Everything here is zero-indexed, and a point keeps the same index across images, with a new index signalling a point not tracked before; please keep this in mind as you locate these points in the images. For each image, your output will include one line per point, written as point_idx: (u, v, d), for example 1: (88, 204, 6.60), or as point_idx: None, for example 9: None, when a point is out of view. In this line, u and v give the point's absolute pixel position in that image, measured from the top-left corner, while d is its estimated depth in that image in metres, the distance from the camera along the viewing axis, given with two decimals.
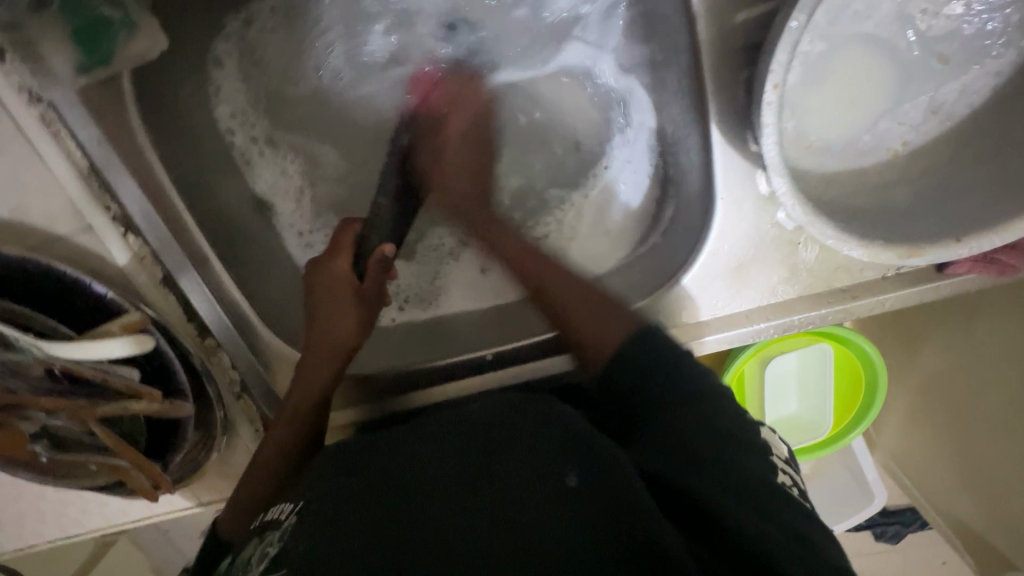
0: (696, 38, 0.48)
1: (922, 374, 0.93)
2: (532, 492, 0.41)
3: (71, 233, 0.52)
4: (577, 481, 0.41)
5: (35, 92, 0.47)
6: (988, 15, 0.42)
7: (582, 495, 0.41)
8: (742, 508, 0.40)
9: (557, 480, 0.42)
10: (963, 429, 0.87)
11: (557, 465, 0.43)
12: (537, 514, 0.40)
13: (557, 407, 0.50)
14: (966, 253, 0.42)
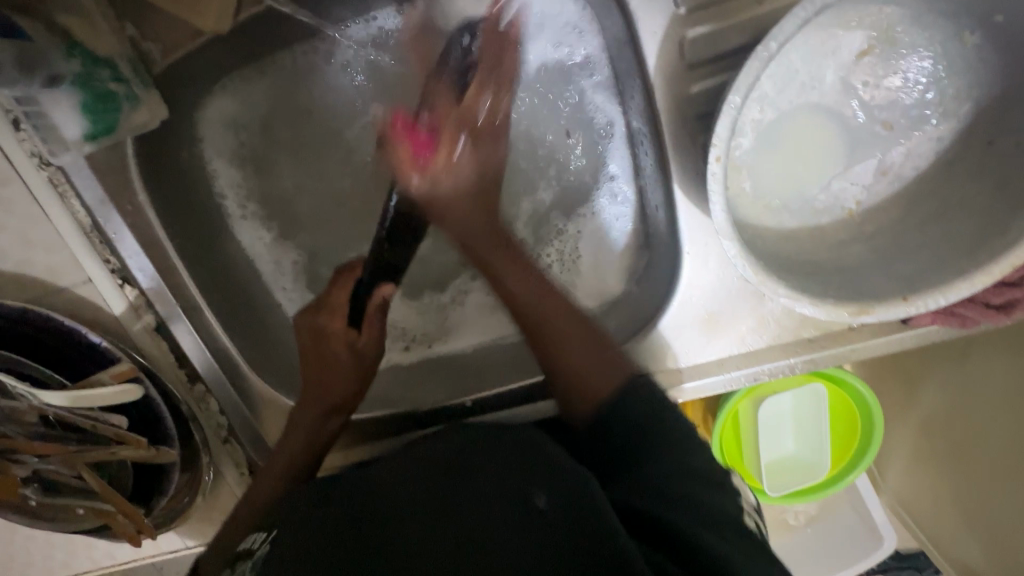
0: (656, 106, 0.50)
1: (924, 413, 0.91)
2: (496, 514, 0.41)
3: (73, 285, 0.56)
4: (546, 503, 0.41)
5: (45, 157, 0.52)
6: (924, 87, 0.45)
7: (550, 517, 0.40)
8: (706, 531, 0.41)
9: (524, 502, 0.42)
10: (967, 471, 0.84)
11: (524, 487, 0.43)
12: (502, 538, 0.40)
13: (528, 432, 0.50)
14: (919, 311, 0.43)
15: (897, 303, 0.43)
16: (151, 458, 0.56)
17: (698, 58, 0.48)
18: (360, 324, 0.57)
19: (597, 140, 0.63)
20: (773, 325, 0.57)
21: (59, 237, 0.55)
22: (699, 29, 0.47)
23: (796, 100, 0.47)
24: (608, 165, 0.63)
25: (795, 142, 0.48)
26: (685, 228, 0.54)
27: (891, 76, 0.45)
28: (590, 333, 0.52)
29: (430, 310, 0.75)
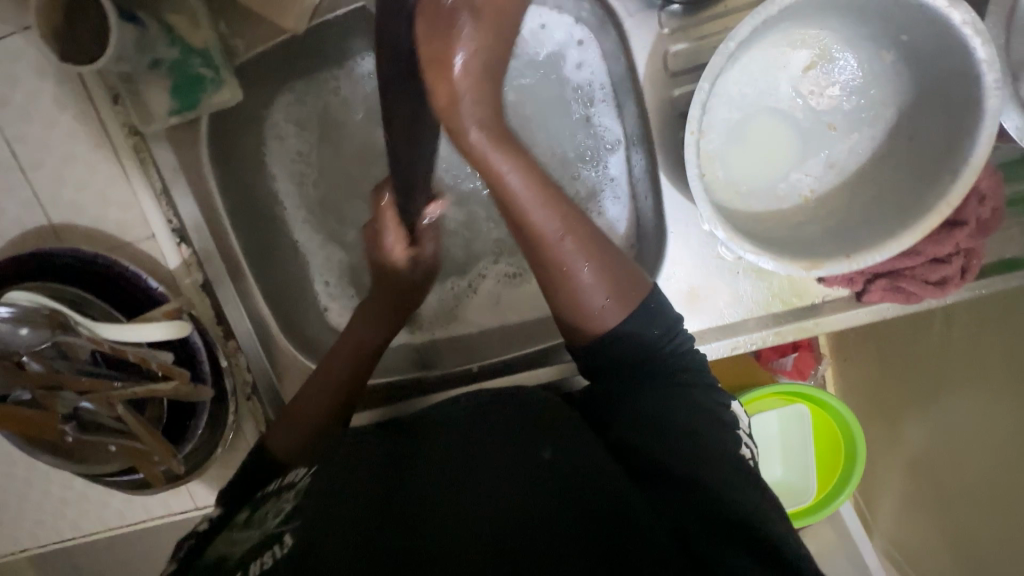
0: (644, 107, 0.61)
1: (910, 450, 0.95)
2: (518, 465, 0.49)
3: (138, 240, 0.65)
4: (551, 454, 0.49)
5: (135, 127, 0.62)
6: (855, 96, 0.56)
7: (557, 464, 0.48)
8: (703, 467, 0.48)
9: (538, 452, 0.50)
10: (948, 503, 0.87)
11: (538, 441, 0.51)
12: (516, 480, 0.48)
13: (536, 393, 0.59)
14: (859, 267, 0.52)
15: (842, 259, 0.52)
16: (188, 394, 0.62)
17: (679, 69, 0.59)
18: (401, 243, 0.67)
19: (599, 152, 0.73)
20: (747, 302, 0.65)
21: (133, 199, 0.64)
22: (679, 46, 0.59)
23: (756, 103, 0.58)
24: (609, 168, 0.73)
25: (758, 138, 0.59)
26: (668, 213, 0.64)
27: (831, 86, 0.56)
28: (610, 270, 0.54)
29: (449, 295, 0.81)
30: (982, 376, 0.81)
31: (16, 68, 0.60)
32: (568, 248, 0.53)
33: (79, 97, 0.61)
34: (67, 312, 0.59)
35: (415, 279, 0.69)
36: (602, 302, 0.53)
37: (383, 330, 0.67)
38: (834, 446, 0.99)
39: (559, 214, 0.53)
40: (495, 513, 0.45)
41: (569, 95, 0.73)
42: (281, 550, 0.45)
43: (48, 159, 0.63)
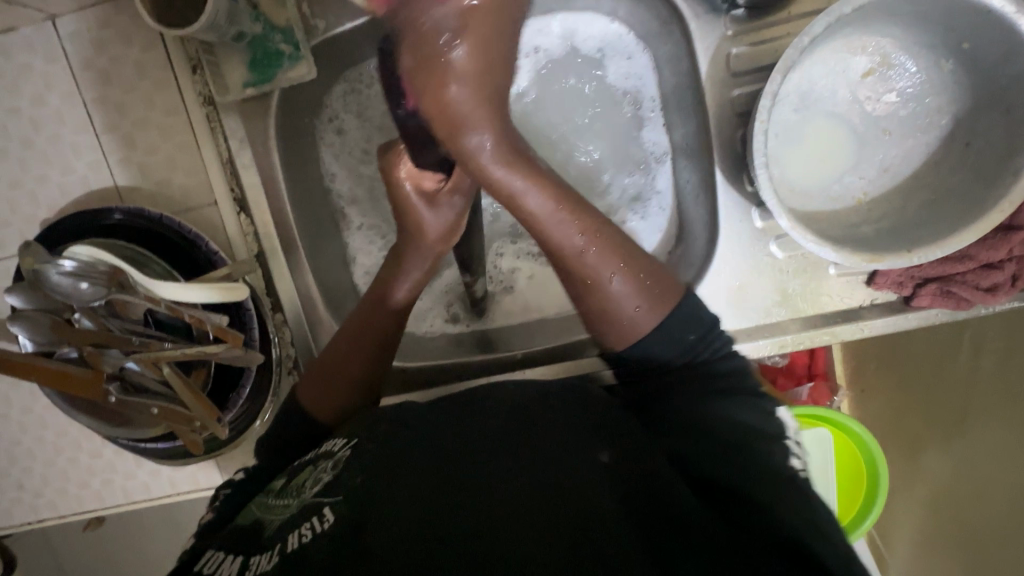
0: (704, 104, 0.64)
1: (928, 481, 0.90)
2: (577, 470, 0.46)
3: (201, 206, 0.67)
4: (610, 458, 0.47)
5: (211, 98, 0.65)
6: (910, 103, 0.59)
7: (615, 470, 0.47)
8: (759, 485, 0.46)
9: (593, 455, 0.48)
10: (973, 540, 0.80)
11: (593, 443, 0.49)
12: (572, 475, 0.46)
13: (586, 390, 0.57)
14: (920, 262, 0.53)
15: (903, 254, 0.54)
16: (240, 358, 0.62)
17: (741, 69, 0.62)
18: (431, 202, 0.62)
19: (646, 161, 0.76)
20: (793, 302, 0.66)
21: (199, 165, 0.67)
22: (740, 49, 0.61)
23: (815, 105, 0.60)
24: (656, 179, 0.76)
25: (815, 140, 0.61)
26: (722, 210, 0.65)
27: (888, 92, 0.59)
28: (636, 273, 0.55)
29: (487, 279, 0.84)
30: (986, 393, 0.79)
31: (106, 34, 0.64)
32: (594, 258, 0.55)
33: (161, 64, 0.65)
34: (128, 269, 0.59)
35: (443, 220, 0.63)
36: (632, 310, 0.54)
37: (411, 276, 0.65)
38: (856, 466, 0.93)
39: (580, 229, 0.55)
40: (549, 507, 0.44)
41: (615, 102, 0.76)
42: (323, 525, 0.44)
43: (125, 123, 0.66)
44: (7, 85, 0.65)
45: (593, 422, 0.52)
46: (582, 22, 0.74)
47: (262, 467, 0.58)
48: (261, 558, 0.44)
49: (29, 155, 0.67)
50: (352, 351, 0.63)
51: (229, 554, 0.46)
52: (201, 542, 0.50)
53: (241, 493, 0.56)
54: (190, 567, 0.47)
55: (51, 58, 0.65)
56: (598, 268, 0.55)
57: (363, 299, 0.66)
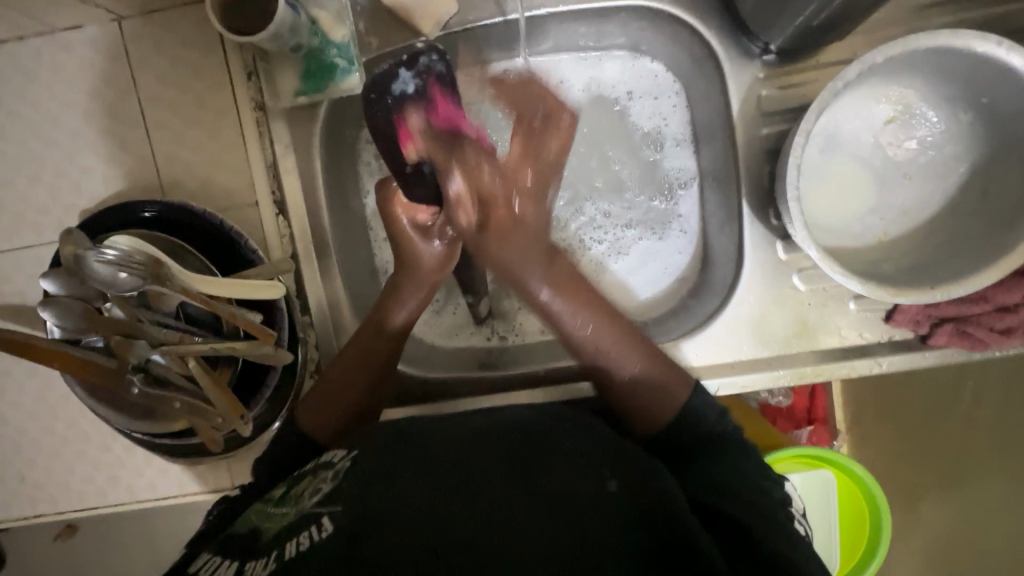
0: (735, 140, 0.67)
1: (925, 533, 0.89)
2: (585, 495, 0.47)
3: (242, 206, 0.69)
4: (618, 487, 0.48)
5: (261, 103, 0.68)
6: (930, 150, 0.62)
7: (621, 498, 0.47)
8: (748, 513, 0.49)
9: (600, 484, 0.48)
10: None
11: (600, 474, 0.49)
12: (582, 503, 0.46)
13: (593, 427, 0.57)
14: (942, 299, 0.56)
15: (926, 289, 0.56)
16: (269, 357, 0.63)
17: (771, 109, 0.66)
18: (427, 236, 0.62)
19: (669, 189, 0.78)
20: (811, 334, 0.67)
21: (244, 166, 0.69)
22: (769, 91, 0.65)
23: (840, 149, 0.64)
24: (679, 206, 0.78)
25: (838, 179, 0.64)
26: (749, 241, 0.67)
27: (909, 139, 0.63)
28: (674, 373, 0.60)
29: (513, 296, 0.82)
30: (985, 443, 0.79)
31: (169, 39, 0.67)
32: (616, 356, 0.60)
33: (219, 69, 0.67)
34: (168, 260, 0.59)
35: (438, 250, 0.63)
36: (652, 388, 0.59)
37: (406, 303, 0.65)
38: (849, 490, 0.91)
39: (615, 333, 0.60)
40: (548, 531, 0.44)
41: (636, 141, 0.78)
42: (320, 534, 0.45)
43: (175, 121, 0.68)
44: (67, 78, 0.68)
45: (603, 451, 0.53)
46: (604, 64, 0.77)
47: (258, 482, 0.59)
48: (258, 563, 0.45)
49: (77, 146, 0.69)
50: (354, 384, 0.64)
51: (227, 558, 0.46)
52: (198, 547, 0.51)
53: (241, 504, 0.56)
54: (187, 568, 0.48)
55: (112, 56, 0.67)
56: (622, 365, 0.60)
57: (361, 327, 0.66)
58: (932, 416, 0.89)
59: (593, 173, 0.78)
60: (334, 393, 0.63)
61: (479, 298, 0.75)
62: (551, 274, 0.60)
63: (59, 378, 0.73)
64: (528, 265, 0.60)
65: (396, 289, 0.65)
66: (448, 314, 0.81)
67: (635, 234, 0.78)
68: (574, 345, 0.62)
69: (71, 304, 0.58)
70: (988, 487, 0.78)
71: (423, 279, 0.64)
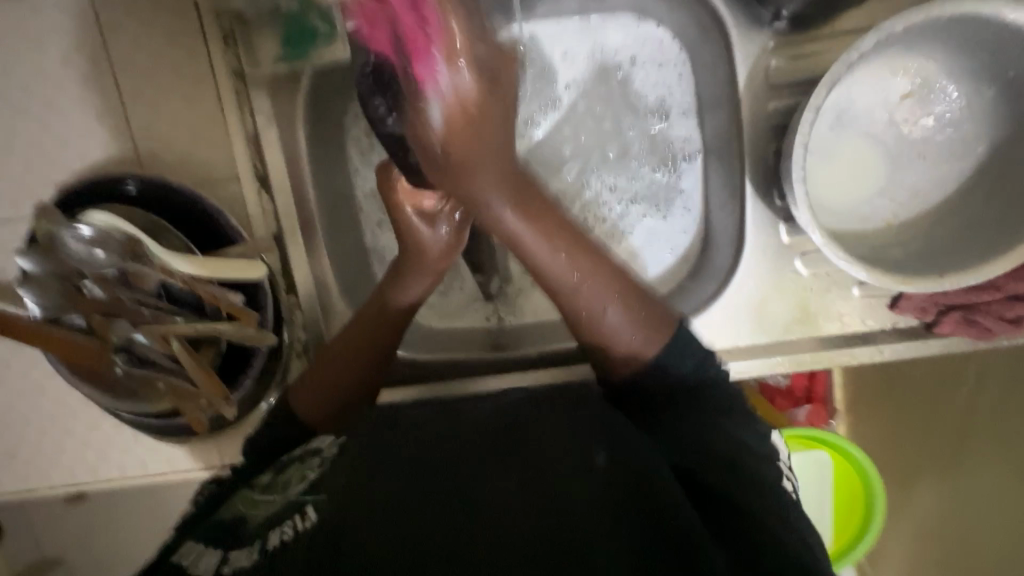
0: (739, 116, 0.64)
1: (919, 514, 0.89)
2: (569, 470, 0.47)
3: (224, 182, 0.67)
4: (606, 461, 0.47)
5: (240, 74, 0.64)
6: (949, 127, 0.59)
7: (610, 473, 0.47)
8: (749, 493, 0.45)
9: (588, 461, 0.48)
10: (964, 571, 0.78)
11: (586, 450, 0.49)
12: (569, 483, 0.45)
13: (572, 403, 0.57)
14: (951, 288, 0.53)
15: (935, 278, 0.53)
16: (253, 339, 0.61)
17: (779, 82, 0.62)
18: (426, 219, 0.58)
19: (674, 159, 0.72)
20: (813, 319, 0.65)
21: (225, 139, 0.66)
22: (778, 63, 0.61)
23: (852, 126, 0.60)
24: (682, 179, 0.72)
25: (850, 157, 0.61)
26: (750, 223, 0.65)
27: (926, 116, 0.59)
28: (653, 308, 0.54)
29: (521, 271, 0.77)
30: (985, 424, 0.77)
31: (141, 3, 0.63)
32: (591, 291, 0.51)
33: (195, 36, 0.64)
34: (144, 238, 0.57)
35: (444, 236, 0.59)
36: (632, 339, 0.52)
37: (412, 288, 0.62)
38: (847, 468, 0.89)
39: (581, 257, 0.51)
40: (537, 510, 0.43)
41: (641, 111, 0.73)
42: (305, 524, 0.44)
43: (151, 91, 0.65)
44: (35, 44, 0.64)
45: (588, 432, 0.51)
46: (607, 29, 0.72)
47: (248, 467, 0.57)
48: (241, 552, 0.43)
49: (51, 118, 0.66)
50: (346, 367, 0.62)
51: (207, 546, 0.44)
52: (179, 537, 0.49)
53: (226, 491, 0.54)
54: (168, 558, 0.45)
55: (82, 19, 0.64)
56: (594, 299, 0.52)
57: (359, 315, 0.63)
58: (929, 398, 0.87)
59: (601, 138, 0.73)
60: (326, 385, 0.62)
61: (489, 276, 0.75)
62: (508, 183, 0.47)
63: (44, 356, 0.72)
64: (490, 180, 0.46)
65: (396, 283, 0.62)
66: (455, 291, 0.78)
67: (638, 211, 0.74)
68: (539, 274, 0.51)
69: (47, 282, 0.56)
70: (987, 472, 0.76)
71: (427, 271, 0.61)
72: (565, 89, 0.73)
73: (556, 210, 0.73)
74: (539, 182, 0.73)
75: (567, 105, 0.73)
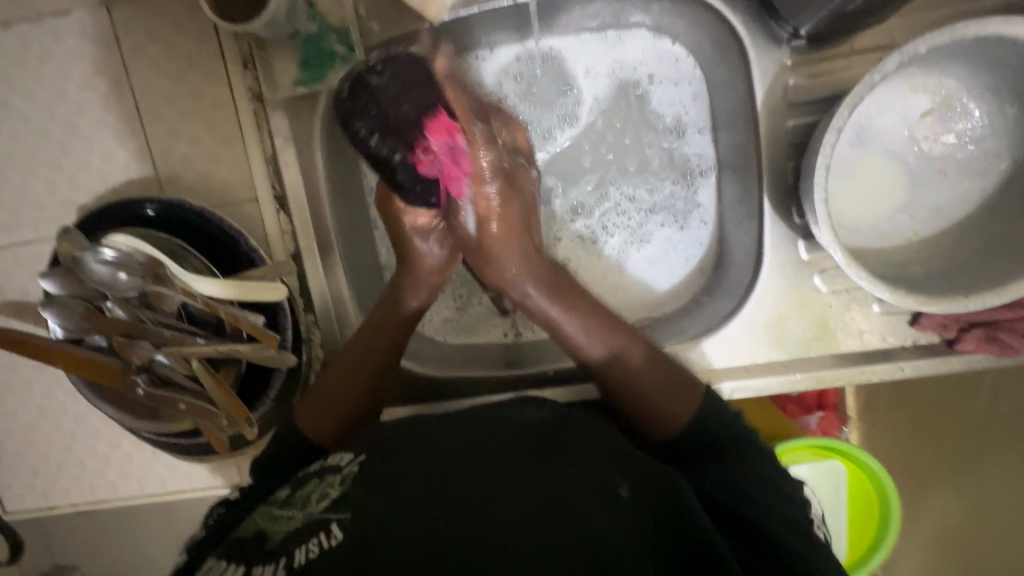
0: (757, 132, 0.64)
1: (934, 526, 0.88)
2: (596, 497, 0.45)
3: (242, 202, 0.67)
4: (631, 491, 0.46)
5: (258, 94, 0.65)
6: (969, 144, 0.58)
7: (635, 500, 0.46)
8: (758, 512, 0.47)
9: (612, 489, 0.46)
10: None
11: (610, 476, 0.47)
12: (595, 511, 0.44)
13: (587, 427, 0.54)
14: (975, 309, 0.53)
15: (959, 298, 0.53)
16: (273, 360, 0.62)
17: (798, 100, 0.62)
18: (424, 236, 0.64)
19: (690, 174, 0.73)
20: (832, 336, 0.65)
21: (243, 159, 0.66)
22: (797, 80, 0.61)
23: (871, 143, 0.60)
24: (698, 194, 0.73)
25: (870, 175, 0.61)
26: (768, 239, 0.64)
27: (946, 133, 0.59)
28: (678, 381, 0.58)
29: None
30: (1001, 437, 0.76)
31: (160, 26, 0.64)
32: (609, 355, 0.58)
33: (213, 57, 0.64)
34: (167, 261, 0.58)
35: (438, 253, 0.65)
36: (661, 407, 0.56)
37: (413, 297, 0.65)
38: (859, 479, 0.88)
39: (604, 336, 0.59)
40: (564, 535, 0.42)
41: (657, 126, 0.73)
42: (330, 541, 0.44)
43: (170, 113, 0.65)
44: (56, 67, 0.65)
45: (610, 458, 0.49)
46: (625, 43, 0.72)
47: (259, 480, 0.57)
48: (266, 570, 0.44)
49: (71, 139, 0.66)
50: (354, 379, 0.62)
51: (230, 563, 0.46)
52: (205, 551, 0.50)
53: (241, 504, 0.54)
54: (195, 573, 0.48)
55: (102, 43, 0.64)
56: (619, 366, 0.58)
57: (363, 328, 0.64)
58: (947, 409, 0.86)
59: (622, 152, 0.74)
60: (332, 403, 0.62)
61: (505, 293, 0.73)
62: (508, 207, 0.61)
63: (65, 375, 0.73)
64: (514, 271, 0.61)
65: (393, 302, 0.65)
66: (473, 305, 0.79)
67: (657, 221, 0.74)
68: (569, 343, 0.60)
69: (71, 304, 0.57)
70: (1003, 485, 0.75)
71: (426, 282, 0.65)
72: (586, 106, 0.73)
73: (573, 222, 0.75)
74: (554, 196, 0.75)
75: (586, 120, 0.73)
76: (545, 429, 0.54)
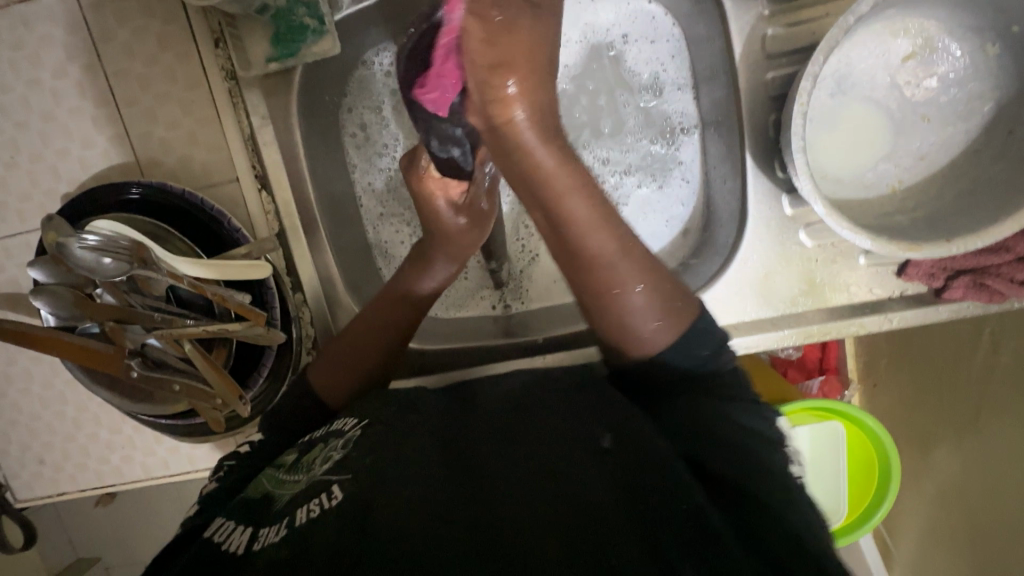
0: (737, 86, 0.63)
1: (937, 479, 0.88)
2: (576, 458, 0.46)
3: (222, 184, 0.67)
4: (611, 443, 0.46)
5: (231, 74, 0.64)
6: (952, 88, 0.57)
7: (614, 454, 0.46)
8: (750, 476, 0.44)
9: (592, 443, 0.47)
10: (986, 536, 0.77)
11: (592, 432, 0.48)
12: (572, 467, 0.45)
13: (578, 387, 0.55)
14: (960, 252, 0.52)
15: (941, 243, 0.52)
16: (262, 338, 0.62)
17: (778, 50, 0.60)
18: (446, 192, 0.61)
19: (671, 132, 0.74)
20: (819, 291, 0.64)
21: (221, 140, 0.66)
22: (776, 30, 0.59)
23: (852, 92, 0.60)
24: (679, 151, 0.74)
25: (852, 125, 0.60)
26: (751, 196, 0.64)
27: (929, 77, 0.58)
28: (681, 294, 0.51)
29: (520, 256, 0.81)
30: (997, 388, 0.76)
31: (128, 8, 0.63)
32: (622, 266, 0.50)
33: (184, 38, 0.64)
34: (151, 245, 0.57)
35: (463, 224, 0.62)
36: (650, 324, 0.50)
37: (436, 276, 0.65)
38: (859, 438, 0.88)
39: (612, 234, 0.49)
40: (547, 494, 0.43)
41: (633, 87, 0.74)
42: (330, 501, 0.44)
43: (146, 97, 0.65)
44: (29, 56, 0.65)
45: (589, 413, 0.50)
46: (597, 5, 0.73)
47: (266, 445, 0.58)
48: (271, 530, 0.44)
49: (50, 129, 0.66)
50: (364, 348, 0.62)
51: (241, 525, 0.46)
52: (209, 513, 0.51)
53: (247, 468, 0.56)
54: (202, 534, 0.47)
55: (72, 28, 0.64)
56: (620, 275, 0.49)
57: (379, 299, 0.64)
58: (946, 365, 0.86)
59: (597, 116, 0.75)
60: (346, 371, 0.62)
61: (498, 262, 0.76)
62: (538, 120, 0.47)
63: (63, 365, 0.74)
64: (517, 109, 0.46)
65: (410, 281, 0.65)
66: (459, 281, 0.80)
67: (634, 181, 0.76)
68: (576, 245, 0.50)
69: (60, 291, 0.58)
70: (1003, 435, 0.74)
71: (451, 259, 0.65)
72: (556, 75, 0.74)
73: None
74: None
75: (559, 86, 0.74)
76: (539, 391, 0.55)
